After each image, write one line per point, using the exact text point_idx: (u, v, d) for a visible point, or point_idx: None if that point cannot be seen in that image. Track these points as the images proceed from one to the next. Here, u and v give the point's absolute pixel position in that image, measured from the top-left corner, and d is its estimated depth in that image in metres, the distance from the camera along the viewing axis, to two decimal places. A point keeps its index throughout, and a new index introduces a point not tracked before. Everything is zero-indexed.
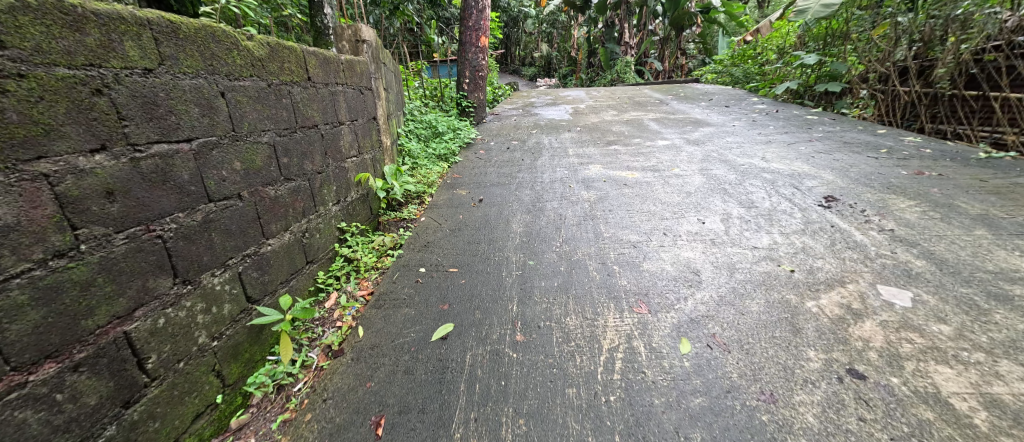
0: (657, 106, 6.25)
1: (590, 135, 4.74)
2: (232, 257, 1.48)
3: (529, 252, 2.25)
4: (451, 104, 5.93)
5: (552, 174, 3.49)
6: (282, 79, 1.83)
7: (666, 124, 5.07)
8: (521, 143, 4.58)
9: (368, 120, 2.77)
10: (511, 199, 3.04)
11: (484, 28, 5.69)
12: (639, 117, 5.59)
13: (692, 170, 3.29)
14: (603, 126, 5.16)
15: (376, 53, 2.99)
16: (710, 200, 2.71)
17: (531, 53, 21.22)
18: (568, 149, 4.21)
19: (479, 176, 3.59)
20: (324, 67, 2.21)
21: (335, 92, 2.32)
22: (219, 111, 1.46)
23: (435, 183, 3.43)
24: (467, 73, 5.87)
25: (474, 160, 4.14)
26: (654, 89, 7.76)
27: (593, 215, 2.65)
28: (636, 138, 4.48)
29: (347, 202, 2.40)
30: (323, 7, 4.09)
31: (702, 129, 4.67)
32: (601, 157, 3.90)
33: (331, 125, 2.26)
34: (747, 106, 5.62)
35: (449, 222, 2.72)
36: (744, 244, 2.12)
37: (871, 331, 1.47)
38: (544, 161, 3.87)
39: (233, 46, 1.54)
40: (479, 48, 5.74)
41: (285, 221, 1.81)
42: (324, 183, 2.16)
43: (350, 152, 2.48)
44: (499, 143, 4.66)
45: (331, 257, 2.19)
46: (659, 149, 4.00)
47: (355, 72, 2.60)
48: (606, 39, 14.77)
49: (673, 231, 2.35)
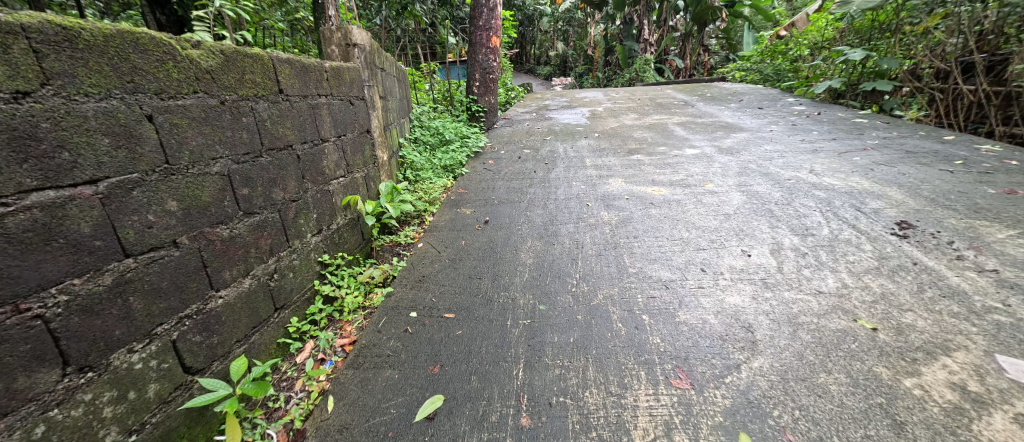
0: (682, 108, 5.82)
1: (609, 142, 4.36)
2: (161, 324, 1.17)
3: (540, 292, 1.92)
4: (461, 108, 5.62)
5: (568, 189, 3.14)
6: (241, 93, 1.51)
7: (692, 128, 4.65)
8: (534, 152, 4.24)
9: (360, 134, 2.46)
10: (521, 220, 2.71)
11: (495, 28, 5.36)
12: (662, 121, 5.18)
13: (728, 186, 2.89)
14: (623, 131, 4.78)
15: (371, 57, 2.68)
16: (754, 226, 2.33)
17: (547, 51, 20.81)
18: (586, 159, 3.85)
19: (486, 191, 3.26)
20: (303, 77, 1.90)
21: (317, 105, 2.01)
22: (144, 139, 1.15)
23: (438, 200, 3.12)
24: (477, 76, 5.55)
25: (482, 171, 3.81)
26: (677, 89, 7.30)
27: (615, 244, 2.30)
28: (661, 145, 4.09)
29: (331, 231, 2.09)
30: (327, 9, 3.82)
31: (733, 135, 4.24)
32: (622, 168, 3.52)
33: (311, 144, 1.95)
34: (784, 107, 5.20)
35: (450, 250, 2.40)
36: (807, 289, 1.76)
37: (1005, 431, 1.12)
38: (559, 173, 3.53)
39: (167, 56, 1.22)
40: (490, 49, 5.43)
41: (245, 266, 1.50)
42: (301, 212, 1.85)
43: (336, 172, 2.17)
44: (510, 151, 4.32)
45: (309, 298, 1.88)
46: (687, 158, 3.62)
47: (344, 80, 2.28)
48: (625, 36, 14.31)
49: (713, 267, 1.98)
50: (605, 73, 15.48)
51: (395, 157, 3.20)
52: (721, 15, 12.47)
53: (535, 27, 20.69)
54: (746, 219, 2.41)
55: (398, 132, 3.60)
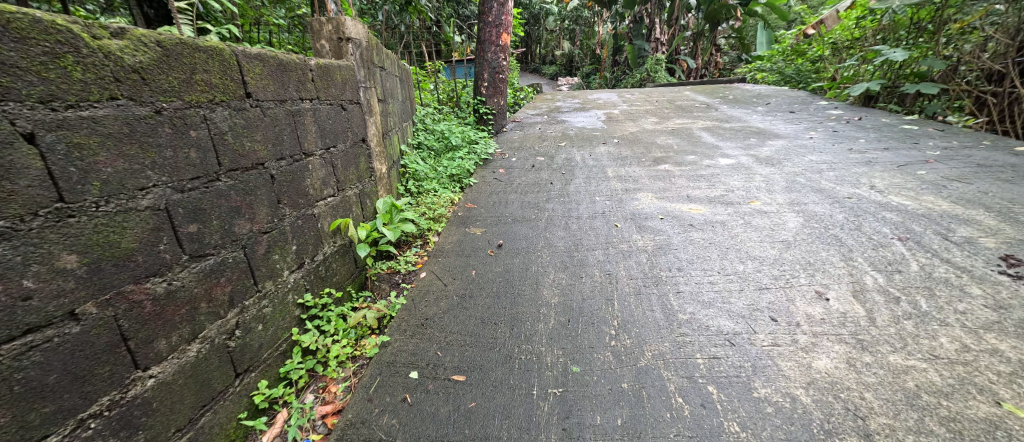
0: (704, 111, 5.44)
1: (630, 149, 3.98)
2: (44, 439, 0.82)
3: (572, 347, 1.54)
4: (467, 110, 5.26)
5: (591, 205, 2.77)
6: (189, 98, 1.14)
7: (720, 135, 4.27)
8: (549, 159, 3.87)
9: (353, 144, 2.09)
10: (540, 243, 2.34)
11: (505, 23, 4.98)
12: (685, 125, 4.80)
13: (779, 207, 2.51)
14: (644, 136, 4.39)
15: (368, 54, 2.30)
16: (823, 259, 1.95)
17: (553, 51, 20.43)
18: (607, 169, 3.48)
19: (498, 207, 2.89)
20: (279, 78, 1.52)
21: (298, 111, 1.63)
22: (22, 170, 0.80)
23: (443, 217, 2.76)
24: (485, 76, 5.19)
25: (492, 182, 3.43)
26: (696, 91, 6.91)
27: (656, 278, 1.92)
28: (689, 154, 3.71)
29: (316, 264, 1.72)
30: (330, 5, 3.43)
31: (767, 143, 3.86)
32: (649, 181, 3.14)
33: (290, 160, 1.57)
34: (819, 112, 4.83)
35: (459, 282, 2.03)
36: (916, 351, 1.38)
37: None
38: (579, 186, 3.15)
39: (65, 48, 0.87)
40: (500, 47, 5.06)
41: (191, 328, 1.13)
42: (276, 246, 1.48)
43: (323, 192, 1.80)
44: (522, 159, 3.94)
45: (284, 352, 1.51)
46: (722, 170, 3.24)
47: (334, 80, 1.91)
48: (635, 36, 13.88)
49: (786, 314, 1.61)
50: (613, 73, 15.07)
51: (396, 168, 2.83)
52: (735, 13, 12.10)
53: (542, 26, 20.34)
54: (809, 250, 2.03)
55: (399, 137, 3.22)
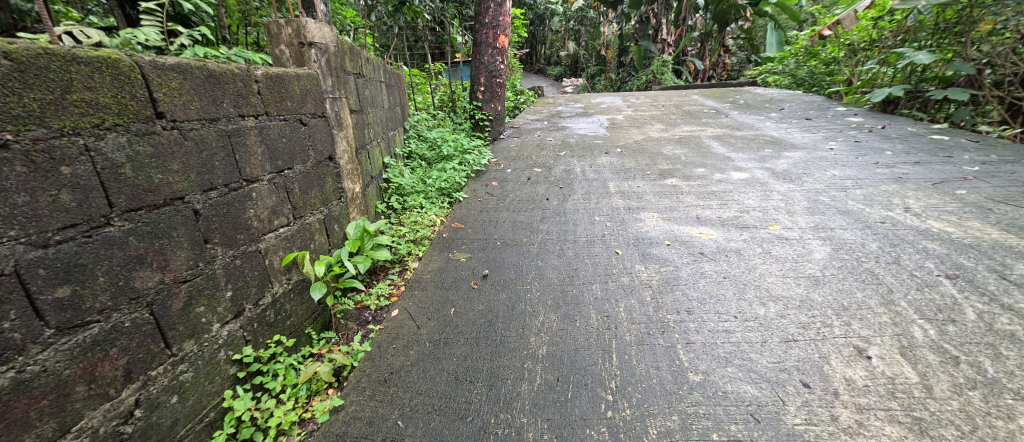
0: (714, 117, 5.14)
1: (634, 160, 3.71)
2: None
3: (559, 420, 1.28)
4: (463, 116, 4.99)
5: (590, 227, 2.50)
6: (58, 124, 0.90)
7: (731, 144, 3.98)
8: (546, 171, 3.61)
9: (316, 163, 1.83)
10: (531, 274, 2.07)
11: (503, 25, 4.72)
12: (693, 133, 4.51)
13: (802, 234, 2.23)
14: (649, 146, 4.12)
15: (338, 60, 2.04)
16: (859, 302, 1.68)
17: (557, 52, 20.14)
18: (609, 183, 3.21)
19: (488, 227, 2.62)
20: (208, 91, 1.26)
21: (238, 130, 1.37)
22: None
23: (426, 239, 2.49)
24: (482, 80, 4.93)
25: (484, 197, 3.16)
26: (704, 95, 6.60)
27: (664, 324, 1.64)
28: (698, 166, 3.42)
29: (262, 309, 1.46)
30: (314, 5, 3.16)
31: (783, 155, 3.56)
32: (655, 198, 2.86)
33: (224, 189, 1.31)
34: (839, 120, 4.54)
35: (435, 323, 1.76)
36: (990, 438, 1.14)
37: None
38: (577, 203, 2.89)
39: None
40: (497, 50, 4.79)
41: (59, 421, 0.90)
42: (202, 296, 1.22)
43: (273, 222, 1.54)
44: (518, 170, 3.68)
45: (212, 422, 1.25)
46: (735, 186, 2.96)
47: (288, 92, 1.64)
48: (640, 36, 13.56)
49: (821, 379, 1.34)
50: (617, 75, 14.75)
51: (374, 183, 2.57)
52: (744, 14, 11.80)
53: (546, 27, 20.05)
54: (842, 291, 1.75)
55: (382, 148, 2.96)
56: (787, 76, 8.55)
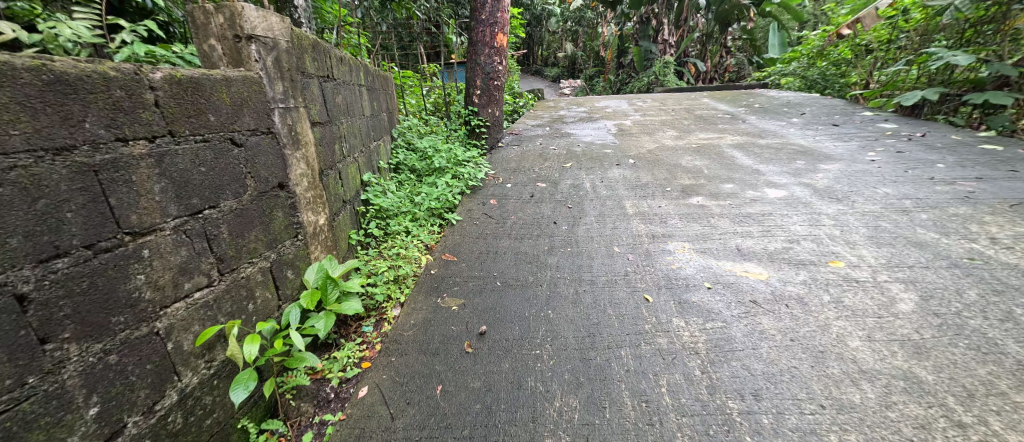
0: (731, 123, 4.73)
1: (650, 174, 3.28)
2: None
3: None
4: (457, 122, 4.56)
5: (609, 263, 2.07)
6: None
7: (758, 154, 3.56)
8: (552, 187, 3.18)
9: (258, 195, 1.37)
10: (541, 331, 1.63)
11: (502, 22, 4.29)
12: (711, 141, 4.09)
13: (875, 274, 1.80)
14: (664, 156, 3.69)
15: (293, 58, 1.58)
16: (983, 385, 1.26)
17: (555, 53, 19.78)
18: (626, 202, 2.78)
19: (486, 261, 2.18)
20: (55, 103, 0.83)
21: (116, 159, 0.93)
22: None
23: (410, 279, 2.05)
24: (478, 83, 4.49)
25: (481, 218, 2.72)
26: (715, 98, 6.20)
27: (727, 418, 1.22)
28: (725, 182, 3.00)
29: (160, 419, 1.01)
30: None
31: (820, 167, 3.15)
32: (681, 223, 2.43)
33: (84, 253, 0.87)
34: (870, 127, 4.13)
35: (416, 410, 1.32)
36: None
37: None
38: (590, 229, 2.45)
39: None
40: (495, 49, 4.36)
41: None
42: (33, 429, 0.80)
43: (184, 287, 1.09)
44: (520, 185, 3.25)
45: None
46: (773, 207, 2.53)
47: (210, 102, 1.18)
48: (641, 37, 13.13)
49: None
50: (617, 76, 14.31)
51: (348, 208, 2.14)
52: (747, 14, 11.45)
53: (543, 28, 19.70)
54: (953, 368, 1.33)
55: (360, 164, 2.51)
56: (798, 78, 8.16)
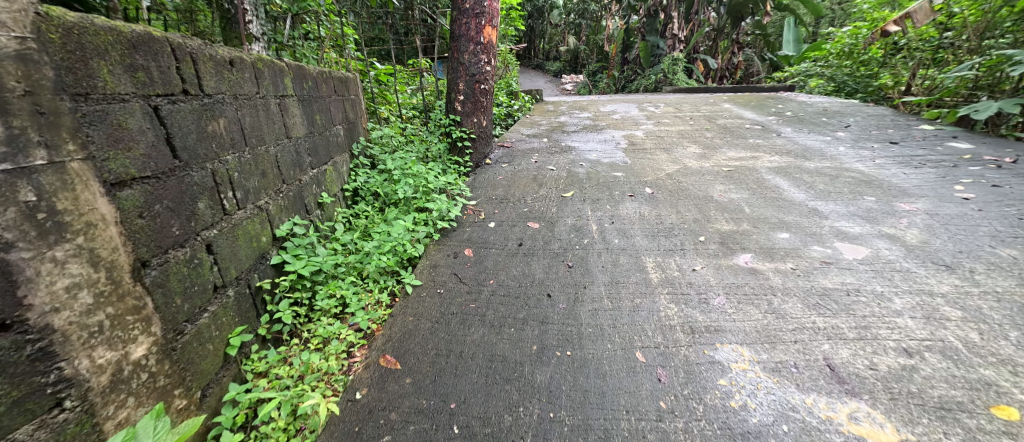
0: (763, 137, 3.98)
1: (673, 214, 2.54)
2: None
3: None
4: (437, 133, 3.80)
5: (632, 389, 1.34)
6: None
7: (810, 185, 2.82)
8: (547, 230, 2.44)
9: None
10: None
11: (490, 12, 3.54)
12: (743, 163, 3.35)
13: None
14: (689, 185, 2.95)
15: (42, 69, 0.84)
16: None
17: (557, 47, 18.89)
18: (646, 261, 2.05)
19: (442, 373, 1.44)
20: None
21: None
22: None
23: (317, 419, 1.30)
24: (460, 86, 3.72)
25: (450, 282, 1.98)
26: (738, 104, 5.43)
27: None
28: (777, 229, 2.27)
29: None
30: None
31: (899, 208, 2.41)
32: (730, 305, 1.69)
33: None
34: (939, 147, 3.38)
35: None
36: None
37: None
38: (599, 312, 1.71)
39: None
40: (482, 46, 3.61)
41: None
42: None
43: None
44: (506, 226, 2.52)
45: None
46: (858, 279, 1.79)
47: None
48: (648, 31, 12.21)
49: None
50: (622, 73, 13.44)
51: (231, 295, 1.39)
52: (762, 8, 10.65)
53: (544, 20, 18.86)
54: None
55: (274, 213, 1.77)
56: (824, 79, 7.37)
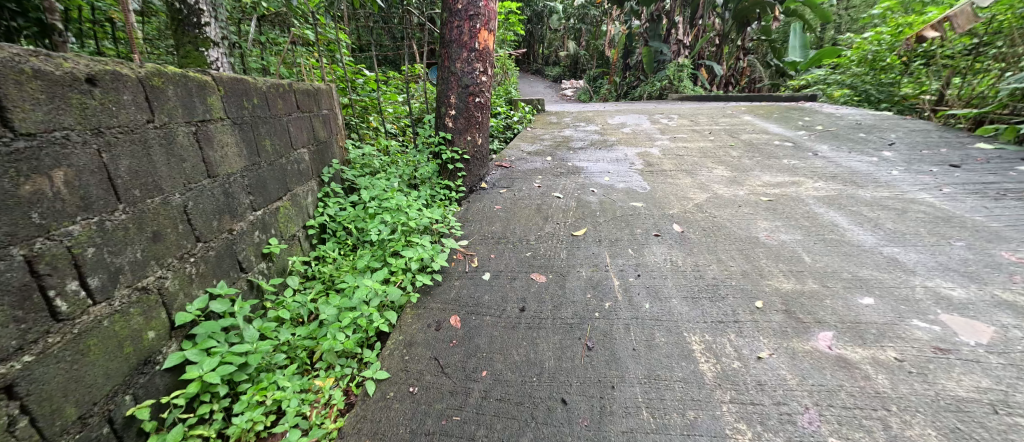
0: (798, 157, 3.49)
1: (712, 264, 2.03)
2: None
3: None
4: (424, 153, 3.30)
5: None
6: None
7: (875, 223, 2.31)
8: (556, 287, 1.92)
9: None
10: None
11: (486, 14, 3.05)
12: (784, 190, 2.85)
13: None
14: (725, 222, 2.44)
15: None
16: None
17: (557, 53, 18.50)
18: (692, 341, 1.54)
19: None
20: None
21: None
22: None
23: None
24: (452, 99, 3.20)
25: (428, 376, 1.46)
26: (759, 117, 4.94)
27: None
28: (854, 291, 1.76)
29: None
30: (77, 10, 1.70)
31: (1002, 258, 1.91)
32: (826, 426, 1.20)
33: None
34: (1013, 171, 2.88)
35: None
36: None
37: None
38: (637, 438, 1.20)
39: None
40: (477, 53, 3.10)
41: None
42: None
43: None
44: (505, 279, 2.00)
45: None
46: (999, 384, 1.29)
47: None
48: (651, 36, 11.60)
49: None
50: (623, 79, 12.92)
51: None
52: (771, 14, 10.24)
53: (545, 25, 18.46)
54: None
55: (176, 291, 1.25)
56: (844, 88, 6.89)
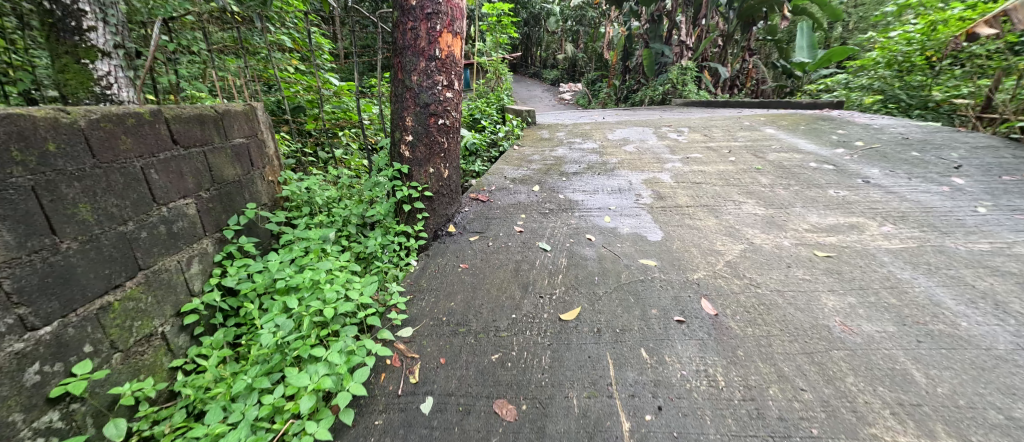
0: (848, 186, 2.78)
1: (772, 385, 1.32)
2: None
3: None
4: (374, 189, 2.58)
5: None
6: None
7: (994, 302, 1.61)
8: (529, 436, 1.22)
9: None
10: None
11: (447, 10, 2.34)
12: (843, 238, 2.15)
13: None
14: (774, 295, 1.73)
15: None
16: None
17: (554, 55, 17.77)
18: None
19: None
20: None
21: None
22: None
23: None
24: (409, 121, 2.49)
25: None
26: (784, 129, 4.24)
27: None
28: None
29: None
30: None
31: None
32: None
33: None
34: None
35: None
36: None
37: None
38: None
39: None
40: (438, 62, 2.40)
41: None
42: None
43: None
44: (454, 415, 1.31)
45: None
46: None
47: None
48: (651, 37, 10.89)
49: None
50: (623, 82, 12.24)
51: None
52: (779, 11, 9.49)
53: (542, 27, 17.75)
54: None
55: None
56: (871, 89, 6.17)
